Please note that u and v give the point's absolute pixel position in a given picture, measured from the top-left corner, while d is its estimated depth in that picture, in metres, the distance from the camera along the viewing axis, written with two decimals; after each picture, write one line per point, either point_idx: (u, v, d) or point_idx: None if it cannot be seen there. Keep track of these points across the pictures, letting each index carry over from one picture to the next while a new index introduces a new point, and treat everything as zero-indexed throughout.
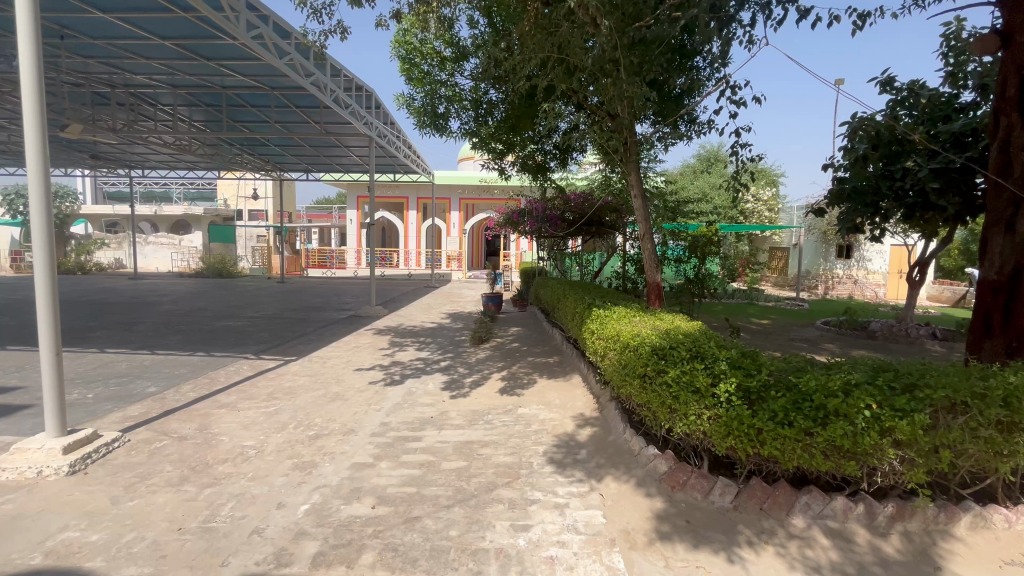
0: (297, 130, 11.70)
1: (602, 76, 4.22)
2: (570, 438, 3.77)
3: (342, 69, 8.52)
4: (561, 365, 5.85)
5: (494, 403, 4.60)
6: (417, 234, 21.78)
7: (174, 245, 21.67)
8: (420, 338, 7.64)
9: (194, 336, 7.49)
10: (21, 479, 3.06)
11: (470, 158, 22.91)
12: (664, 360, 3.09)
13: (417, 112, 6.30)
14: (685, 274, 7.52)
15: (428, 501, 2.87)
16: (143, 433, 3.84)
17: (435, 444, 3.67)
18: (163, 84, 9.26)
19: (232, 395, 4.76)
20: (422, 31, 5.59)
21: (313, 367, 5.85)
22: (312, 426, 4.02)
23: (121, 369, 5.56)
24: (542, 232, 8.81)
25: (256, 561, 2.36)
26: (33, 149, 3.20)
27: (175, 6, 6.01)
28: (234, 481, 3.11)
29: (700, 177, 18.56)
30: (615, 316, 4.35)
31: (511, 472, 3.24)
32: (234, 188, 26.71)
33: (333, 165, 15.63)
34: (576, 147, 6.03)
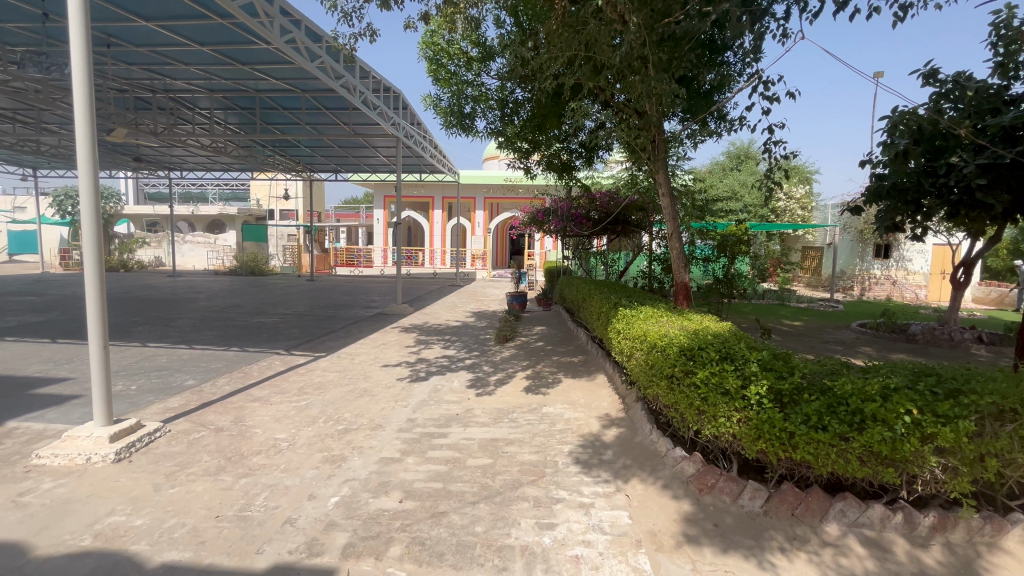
0: (326, 132, 11.96)
1: (631, 74, 4.18)
2: (595, 438, 3.76)
3: (371, 70, 8.67)
4: (585, 365, 5.83)
5: (519, 401, 4.62)
6: (442, 233, 22.00)
7: (209, 244, 22.48)
8: (446, 337, 7.72)
9: (229, 332, 7.75)
10: (71, 464, 3.24)
11: (495, 158, 23.02)
12: (692, 361, 3.04)
13: (444, 112, 6.35)
14: (714, 274, 7.44)
15: (454, 497, 2.91)
16: (182, 424, 4.00)
17: (460, 441, 3.71)
18: (200, 89, 9.60)
19: (265, 389, 4.92)
20: (449, 33, 5.66)
21: (342, 363, 5.99)
22: (341, 421, 4.12)
23: (162, 363, 5.81)
24: (567, 231, 8.79)
25: (290, 550, 2.43)
26: (82, 154, 3.39)
27: (213, 12, 6.21)
28: (268, 472, 3.21)
29: (730, 175, 18.19)
30: (641, 316, 4.31)
31: (536, 470, 3.25)
32: (266, 188, 27.52)
33: (360, 165, 15.90)
34: (603, 145, 5.99)
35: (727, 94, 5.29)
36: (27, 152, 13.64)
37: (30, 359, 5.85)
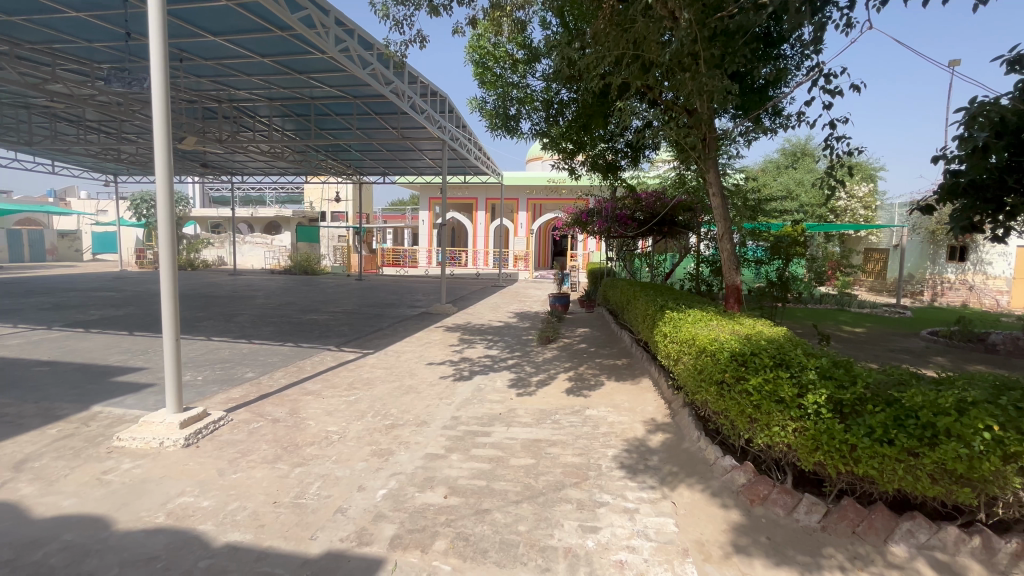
0: (376, 136, 12.37)
1: (681, 71, 4.09)
2: (640, 443, 3.69)
3: (419, 76, 8.88)
4: (629, 369, 5.72)
5: (562, 403, 4.61)
6: (485, 234, 22.24)
7: (267, 244, 23.73)
8: (488, 336, 7.81)
9: (284, 328, 8.16)
10: (147, 447, 3.52)
11: (539, 159, 23.06)
12: (744, 367, 2.94)
13: (489, 115, 6.43)
14: (767, 277, 7.16)
15: (497, 495, 2.94)
16: (243, 414, 4.26)
17: (503, 440, 3.75)
18: (261, 97, 10.17)
19: (317, 383, 5.15)
20: (496, 36, 5.73)
21: (389, 361, 6.18)
22: (389, 416, 4.25)
23: (225, 356, 6.20)
24: (611, 232, 8.67)
25: (341, 538, 2.54)
26: (160, 163, 3.67)
27: (274, 25, 6.58)
28: (320, 463, 3.36)
29: (785, 173, 17.39)
30: (690, 319, 4.20)
31: (579, 472, 3.23)
32: (319, 192, 28.78)
33: (406, 168, 16.31)
34: (650, 145, 5.88)
35: (783, 89, 5.08)
36: (110, 160, 14.91)
37: (111, 350, 6.39)
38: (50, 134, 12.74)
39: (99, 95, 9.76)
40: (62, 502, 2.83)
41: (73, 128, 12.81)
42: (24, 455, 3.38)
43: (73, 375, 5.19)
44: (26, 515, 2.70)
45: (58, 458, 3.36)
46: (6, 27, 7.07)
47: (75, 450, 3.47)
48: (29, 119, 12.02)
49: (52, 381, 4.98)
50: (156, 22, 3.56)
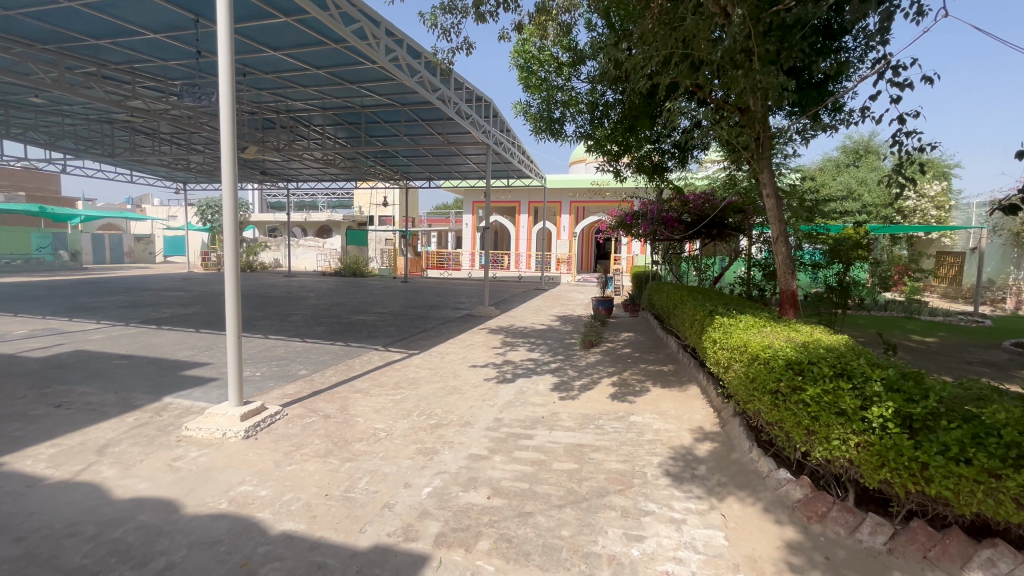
0: (423, 142, 12.69)
1: (732, 69, 3.96)
2: (687, 451, 3.58)
3: (465, 81, 9.02)
4: (676, 375, 5.55)
5: (606, 408, 4.54)
6: (528, 237, 22.29)
7: (319, 248, 24.92)
8: (531, 339, 7.81)
9: (334, 328, 8.50)
10: (211, 438, 3.75)
11: (583, 161, 22.93)
12: (801, 377, 2.80)
13: (534, 118, 6.45)
14: (825, 281, 6.83)
15: (540, 499, 2.93)
16: (297, 409, 4.46)
17: (546, 444, 3.74)
18: (315, 107, 10.66)
19: (365, 382, 5.33)
20: (541, 39, 5.74)
21: (433, 362, 6.29)
22: (433, 416, 4.33)
23: (280, 353, 6.53)
24: (657, 234, 8.50)
25: (388, 533, 2.61)
26: (226, 171, 3.92)
27: (328, 38, 6.89)
28: (368, 459, 3.47)
29: (846, 172, 16.45)
30: (741, 325, 4.04)
31: (623, 479, 3.18)
32: (368, 197, 29.81)
33: (451, 172, 16.61)
34: (699, 145, 5.70)
35: (845, 83, 4.79)
36: (180, 170, 16.06)
37: (180, 345, 6.87)
38: (130, 146, 13.89)
39: (172, 110, 10.55)
40: (138, 485, 3.07)
41: (150, 140, 13.89)
42: (106, 440, 3.70)
43: (147, 369, 5.61)
44: (108, 496, 2.95)
45: (134, 444, 3.65)
46: (94, 50, 7.76)
47: (149, 438, 3.76)
48: (113, 134, 13.15)
49: (130, 373, 5.41)
50: (224, 41, 3.81)
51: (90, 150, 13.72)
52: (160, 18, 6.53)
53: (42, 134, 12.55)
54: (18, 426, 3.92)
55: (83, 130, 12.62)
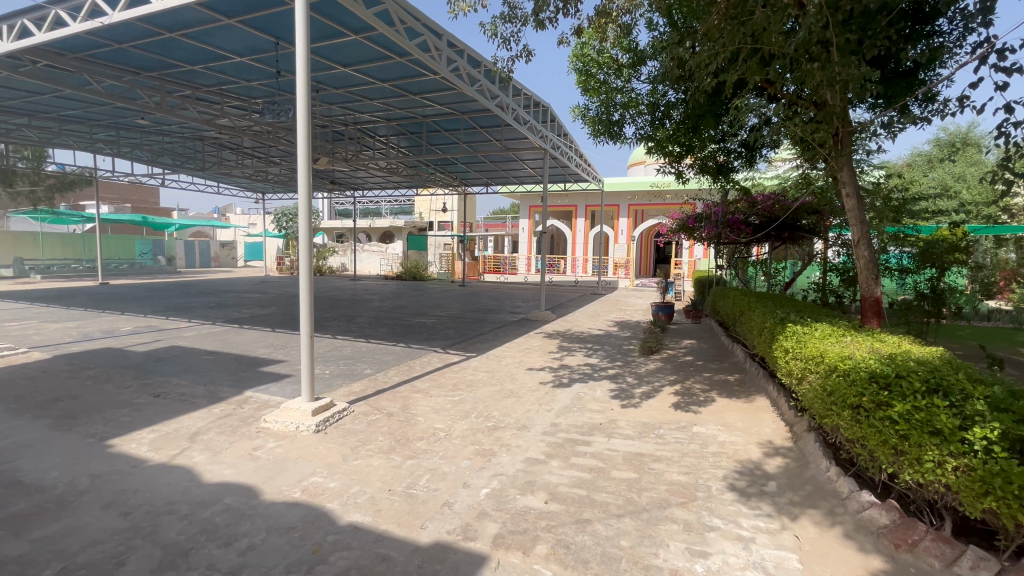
0: (481, 149, 12.96)
1: (807, 61, 3.74)
2: (755, 466, 3.40)
3: (523, 88, 9.10)
4: (742, 386, 5.27)
5: (667, 417, 4.40)
6: (585, 241, 22.08)
7: (382, 253, 26.18)
8: (588, 345, 7.72)
9: (396, 329, 8.84)
10: (286, 430, 4.03)
11: (642, 163, 22.45)
12: (888, 393, 2.57)
13: (592, 121, 6.39)
14: (915, 288, 6.25)
15: (598, 506, 2.89)
16: (363, 406, 4.68)
17: (604, 451, 3.68)
18: (380, 119, 11.17)
19: (426, 382, 5.49)
20: (600, 42, 5.70)
21: (490, 365, 6.37)
22: (491, 418, 4.39)
23: (347, 353, 6.87)
24: (722, 237, 8.14)
25: (448, 530, 2.68)
26: (301, 182, 4.20)
27: (394, 52, 7.21)
28: (429, 457, 3.58)
29: (940, 167, 14.95)
30: (817, 334, 3.77)
31: (686, 492, 3.06)
32: (428, 203, 30.91)
33: (508, 178, 16.79)
34: (769, 144, 5.40)
35: (939, 71, 4.37)
36: (260, 181, 17.39)
37: (259, 343, 7.42)
38: (218, 160, 15.22)
39: (254, 126, 11.45)
40: (223, 471, 3.35)
41: (234, 154, 15.15)
42: (197, 428, 4.06)
43: (231, 364, 6.11)
44: (198, 479, 3.24)
45: (220, 433, 3.98)
46: (190, 75, 8.58)
47: (233, 428, 4.09)
48: (204, 150, 14.48)
49: (217, 368, 5.92)
50: (302, 61, 4.11)
51: (184, 166, 15.18)
52: (246, 42, 7.11)
53: (146, 152, 14.04)
54: (125, 412, 4.40)
55: (179, 147, 13.98)
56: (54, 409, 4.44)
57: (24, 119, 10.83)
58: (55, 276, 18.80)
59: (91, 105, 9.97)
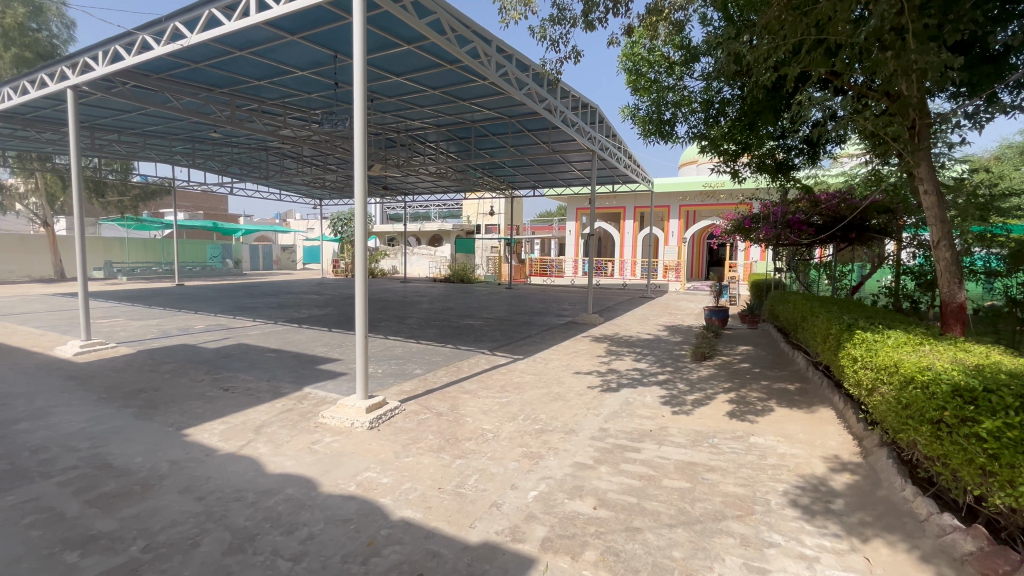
0: (528, 153, 13.01)
1: (878, 51, 3.52)
2: (819, 482, 3.20)
3: (571, 90, 9.06)
4: (804, 395, 4.98)
5: (721, 426, 4.23)
6: (633, 243, 21.66)
7: (431, 256, 26.85)
8: (637, 349, 7.56)
9: (445, 331, 9.01)
10: (342, 426, 4.21)
11: (694, 163, 21.82)
12: (974, 408, 2.35)
13: (642, 121, 6.26)
14: (1005, 293, 5.71)
15: (649, 515, 2.82)
16: (413, 405, 4.81)
17: (655, 459, 3.59)
18: (430, 125, 11.46)
19: (474, 383, 5.57)
20: (651, 39, 5.60)
21: (537, 367, 6.38)
22: (538, 421, 4.38)
23: (398, 353, 7.08)
24: (781, 238, 7.76)
25: (497, 531, 2.70)
26: (358, 188, 4.39)
27: (445, 60, 7.39)
28: (477, 457, 3.62)
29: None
30: (890, 342, 3.51)
31: (742, 504, 2.93)
32: (476, 206, 31.53)
33: (555, 180, 16.76)
34: (835, 139, 5.09)
35: None
36: (318, 187, 18.29)
37: (317, 342, 7.80)
38: (281, 169, 16.14)
39: (314, 136, 12.06)
40: (285, 462, 3.54)
41: (295, 163, 16.00)
42: (261, 421, 4.32)
43: (292, 362, 6.46)
44: (262, 469, 3.44)
45: (283, 426, 4.21)
46: (256, 90, 9.15)
47: (294, 422, 4.32)
48: (268, 160, 15.40)
49: (280, 365, 6.27)
50: (359, 73, 4.29)
51: (250, 174, 16.21)
52: (307, 57, 7.50)
53: (218, 162, 15.10)
54: (199, 404, 4.74)
55: (246, 157, 14.94)
56: (138, 399, 4.86)
57: (115, 135, 11.93)
58: (139, 278, 20.53)
59: (171, 121, 10.85)
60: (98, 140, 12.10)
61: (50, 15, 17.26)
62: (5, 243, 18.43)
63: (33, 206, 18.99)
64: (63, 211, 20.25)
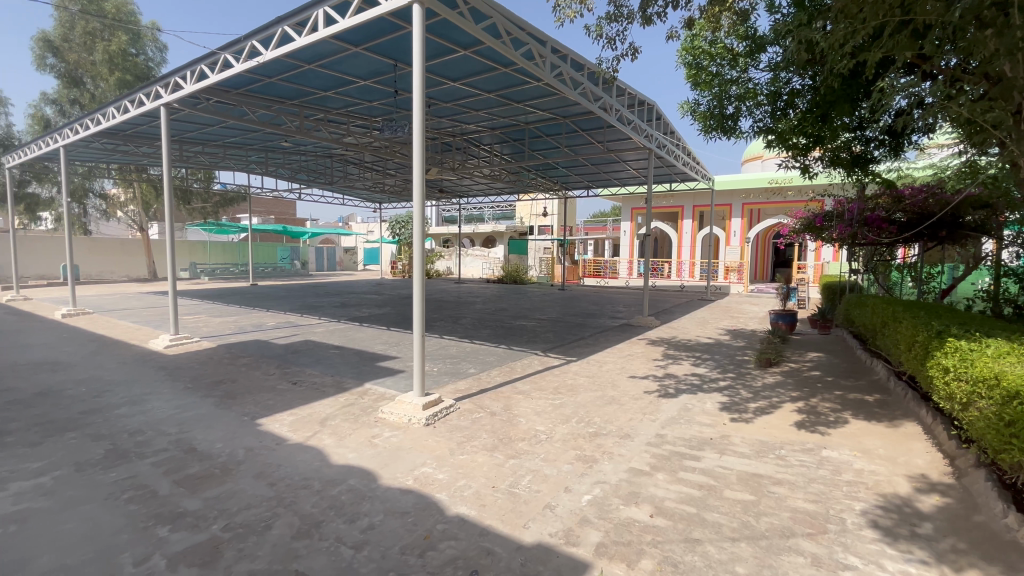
0: (583, 152, 12.90)
1: (975, 29, 3.19)
2: (903, 503, 2.94)
3: (627, 87, 8.88)
4: (884, 408, 4.59)
5: (789, 437, 3.98)
6: (692, 243, 20.89)
7: (485, 257, 27.24)
8: (696, 353, 7.28)
9: (498, 331, 9.11)
10: (400, 421, 4.35)
11: (760, 158, 20.75)
12: None
13: (703, 117, 6.05)
14: None
15: (709, 527, 2.70)
16: (468, 404, 4.89)
17: (715, 468, 3.44)
18: (485, 128, 11.62)
19: (527, 384, 5.58)
20: (713, 32, 5.39)
21: (591, 370, 6.29)
22: (592, 424, 4.33)
23: (453, 352, 7.23)
24: (859, 237, 7.21)
25: (551, 532, 2.69)
26: (416, 191, 4.51)
27: (499, 63, 7.47)
28: (531, 458, 3.63)
29: None
30: (989, 351, 3.16)
31: (814, 522, 2.74)
32: (529, 207, 31.67)
33: (610, 180, 16.48)
34: (921, 128, 4.67)
35: None
36: (379, 191, 19.04)
37: (377, 341, 8.12)
38: (344, 175, 16.96)
39: (375, 142, 12.59)
40: (348, 454, 3.71)
41: (357, 169, 16.79)
42: (326, 414, 4.56)
43: (354, 358, 6.77)
44: (327, 460, 3.62)
45: (345, 420, 4.42)
46: (323, 101, 9.68)
47: (356, 416, 4.52)
48: (333, 166, 16.23)
49: (343, 362, 6.58)
50: (418, 81, 4.41)
51: (317, 180, 17.17)
52: (369, 67, 7.83)
53: (288, 170, 16.10)
54: (271, 396, 5.08)
55: (313, 164, 15.84)
56: (218, 390, 5.27)
57: (200, 147, 13.04)
58: (218, 279, 22.29)
59: (247, 132, 11.70)
60: (186, 152, 13.27)
61: (146, 40, 18.97)
62: (108, 246, 20.61)
63: (131, 213, 21.12)
64: (157, 216, 22.39)
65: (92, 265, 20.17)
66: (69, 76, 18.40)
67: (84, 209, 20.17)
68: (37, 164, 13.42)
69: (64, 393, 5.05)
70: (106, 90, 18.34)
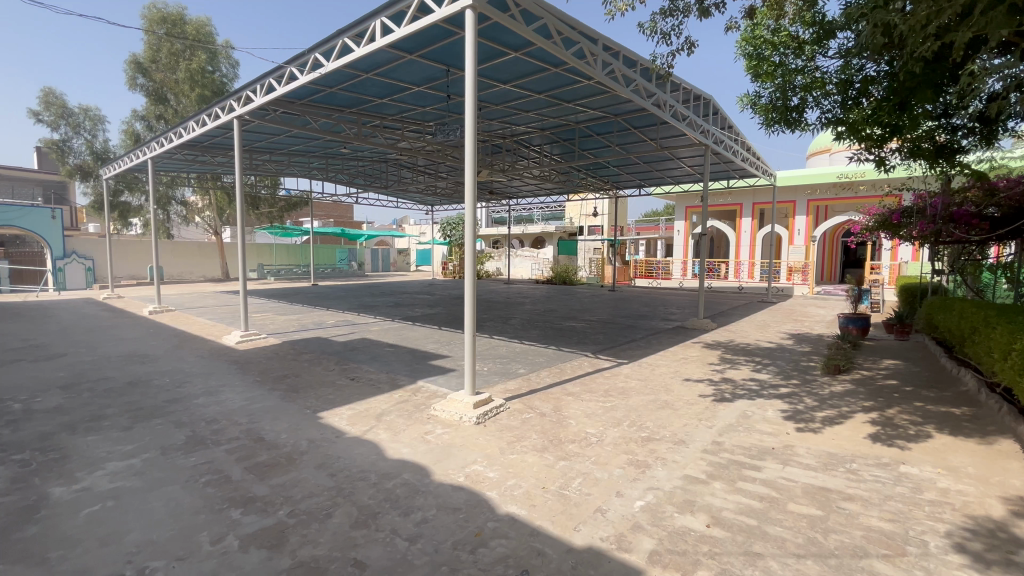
0: (635, 151, 12.64)
1: None
2: (996, 527, 2.66)
3: (682, 82, 8.59)
4: (972, 422, 4.17)
5: (861, 450, 3.71)
6: (751, 243, 19.94)
7: (534, 257, 27.27)
8: (756, 358, 6.94)
9: (547, 332, 9.09)
10: (451, 419, 4.44)
11: (828, 151, 19.52)
12: None
13: (764, 110, 5.76)
14: None
15: (771, 541, 2.57)
16: (518, 404, 4.92)
17: (778, 480, 3.26)
18: (535, 129, 11.64)
19: (577, 386, 5.53)
20: (777, 19, 5.11)
21: (643, 372, 6.14)
22: (645, 429, 4.22)
23: (503, 352, 7.29)
24: (943, 235, 6.60)
25: (602, 537, 2.66)
26: (468, 193, 4.59)
27: (550, 63, 7.46)
28: (582, 461, 3.60)
29: None
30: None
31: (890, 543, 2.54)
32: (579, 207, 31.43)
33: (663, 178, 16.04)
34: (1016, 113, 4.22)
35: None
36: (431, 194, 19.53)
37: (429, 340, 8.33)
38: (398, 178, 17.54)
39: (428, 146, 12.93)
40: (402, 449, 3.83)
41: (411, 173, 17.31)
42: (382, 410, 4.73)
43: (407, 356, 6.97)
44: (383, 454, 3.76)
45: (400, 416, 4.56)
46: (379, 108, 10.07)
47: (409, 412, 4.66)
48: (387, 170, 16.80)
49: (397, 359, 6.80)
50: (469, 85, 4.49)
51: (373, 185, 17.84)
52: (424, 73, 8.06)
53: (347, 175, 16.83)
54: (330, 391, 5.33)
55: (369, 169, 16.48)
56: (283, 384, 5.59)
57: (267, 155, 13.90)
58: (283, 279, 23.66)
59: (310, 141, 12.37)
60: (255, 160, 14.19)
61: (221, 58, 20.51)
62: (188, 249, 22.40)
63: (208, 218, 22.84)
64: (229, 221, 24.09)
65: (174, 266, 22.01)
66: (155, 93, 20.05)
67: (168, 215, 22.03)
68: (129, 175, 14.79)
69: (150, 383, 5.55)
70: (188, 105, 19.97)
